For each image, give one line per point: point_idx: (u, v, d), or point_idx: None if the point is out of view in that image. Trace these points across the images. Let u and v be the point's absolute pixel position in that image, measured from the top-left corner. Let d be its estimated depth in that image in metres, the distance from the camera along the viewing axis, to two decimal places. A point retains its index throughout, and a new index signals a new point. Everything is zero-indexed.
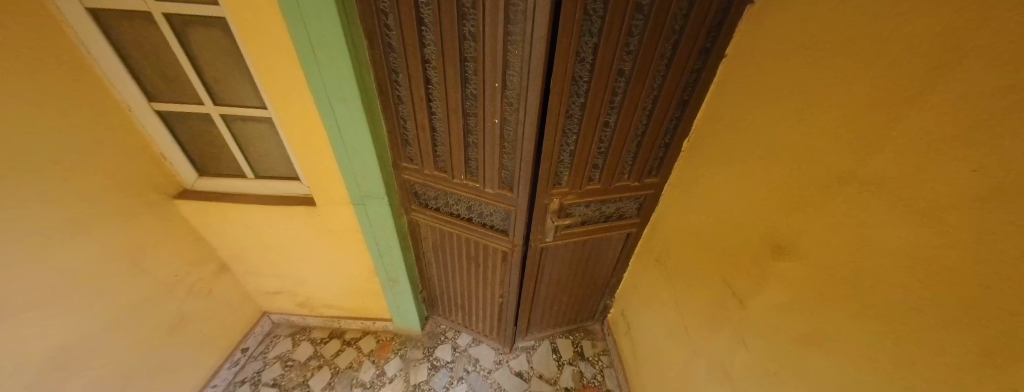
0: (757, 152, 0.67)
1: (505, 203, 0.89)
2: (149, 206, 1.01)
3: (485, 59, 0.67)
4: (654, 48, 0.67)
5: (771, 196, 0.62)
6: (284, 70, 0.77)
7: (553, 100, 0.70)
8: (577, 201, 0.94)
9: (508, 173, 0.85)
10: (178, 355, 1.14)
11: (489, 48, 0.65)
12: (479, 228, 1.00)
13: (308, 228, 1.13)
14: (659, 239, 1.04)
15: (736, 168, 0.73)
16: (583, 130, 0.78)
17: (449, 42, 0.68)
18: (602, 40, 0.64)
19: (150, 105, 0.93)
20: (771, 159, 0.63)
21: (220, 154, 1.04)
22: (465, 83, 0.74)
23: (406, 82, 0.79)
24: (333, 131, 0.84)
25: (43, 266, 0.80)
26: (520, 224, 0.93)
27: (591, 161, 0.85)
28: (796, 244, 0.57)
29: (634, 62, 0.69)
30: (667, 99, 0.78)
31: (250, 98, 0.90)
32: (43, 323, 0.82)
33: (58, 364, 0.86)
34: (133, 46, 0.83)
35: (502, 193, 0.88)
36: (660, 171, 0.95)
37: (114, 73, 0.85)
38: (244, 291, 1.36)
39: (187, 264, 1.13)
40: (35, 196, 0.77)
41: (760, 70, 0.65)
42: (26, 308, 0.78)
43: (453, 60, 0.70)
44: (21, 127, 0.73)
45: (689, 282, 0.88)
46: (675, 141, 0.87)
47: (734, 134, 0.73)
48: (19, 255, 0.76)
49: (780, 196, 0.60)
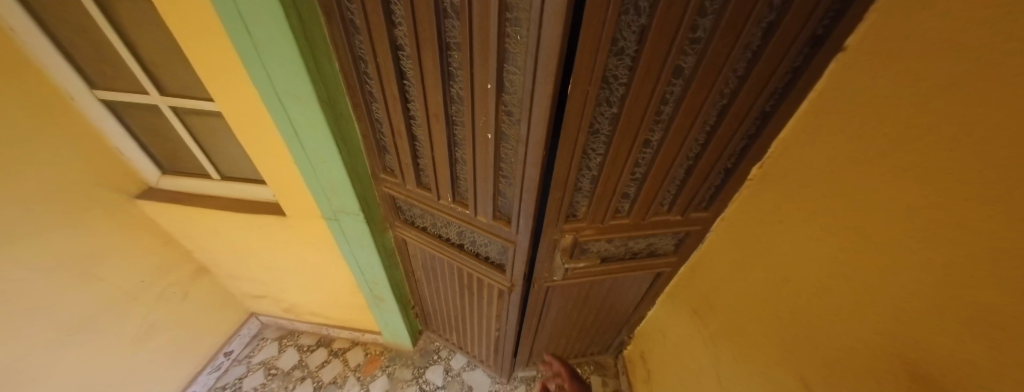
0: (863, 213, 0.43)
1: (502, 236, 0.70)
2: (105, 208, 0.90)
3: (473, 51, 0.45)
4: (735, 36, 0.42)
5: (884, 286, 0.40)
6: (216, 59, 0.59)
7: (571, 112, 0.48)
8: (592, 240, 0.73)
9: (505, 199, 0.65)
10: (147, 365, 1.10)
11: (477, 33, 0.43)
12: (471, 258, 0.82)
13: (280, 238, 0.99)
14: (699, 286, 0.82)
15: (827, 225, 0.49)
16: (613, 151, 0.55)
17: (421, 21, 0.46)
18: (655, 23, 0.40)
19: (94, 92, 0.79)
20: (890, 228, 0.39)
21: (182, 151, 0.91)
22: (448, 80, 0.52)
23: (375, 76, 0.59)
24: (289, 136, 0.67)
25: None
26: (520, 263, 0.74)
27: (619, 190, 0.62)
28: (928, 385, 0.34)
29: (700, 57, 0.45)
30: (739, 113, 0.53)
31: (197, 88, 0.73)
32: None
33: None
34: (62, 24, 0.68)
35: (498, 224, 0.68)
36: (712, 205, 0.70)
37: (44, 55, 0.70)
38: (229, 293, 1.29)
39: (155, 270, 1.05)
40: None
41: (889, 79, 0.40)
42: None
43: (431, 48, 0.49)
44: None
45: (743, 359, 0.66)
46: (739, 168, 0.62)
47: (828, 173, 0.48)
48: None
49: (903, 292, 0.37)
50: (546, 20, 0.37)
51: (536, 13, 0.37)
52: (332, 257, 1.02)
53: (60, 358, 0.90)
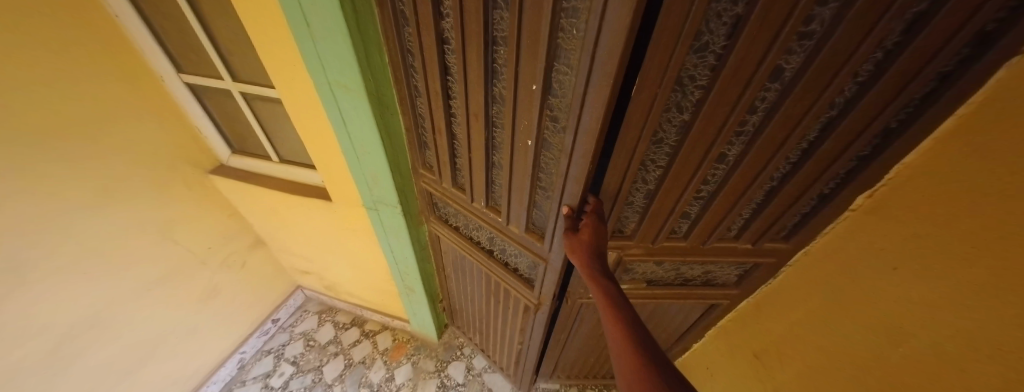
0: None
1: (534, 250, 0.65)
2: (184, 179, 1.04)
3: (520, 47, 0.40)
4: (863, 33, 0.32)
5: None
6: (275, 49, 0.61)
7: (631, 118, 0.42)
8: (638, 261, 0.65)
9: (540, 212, 0.60)
10: (208, 320, 1.26)
11: (527, 27, 0.38)
12: (500, 266, 0.78)
13: (325, 222, 1.04)
14: (764, 326, 0.70)
15: (973, 287, 0.37)
16: (677, 164, 0.47)
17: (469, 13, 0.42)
18: (756, 12, 0.31)
19: (181, 76, 0.90)
20: None
21: (247, 134, 1.00)
22: (491, 78, 0.48)
23: (419, 68, 0.57)
24: (338, 125, 0.68)
25: (74, 238, 0.88)
26: (549, 284, 0.68)
27: (680, 209, 0.54)
28: None
29: (810, 57, 0.35)
30: (854, 131, 0.42)
31: (261, 75, 0.78)
32: (79, 288, 0.93)
33: (93, 323, 0.99)
34: (158, 16, 0.78)
35: (531, 237, 0.63)
36: (790, 235, 0.59)
37: (143, 41, 0.82)
38: (278, 266, 1.43)
39: (222, 238, 1.20)
40: (64, 175, 0.82)
41: None
42: (60, 273, 0.88)
43: (476, 43, 0.45)
44: (60, 112, 0.78)
45: None
46: (841, 195, 0.50)
47: (979, 219, 0.36)
48: (48, 231, 0.83)
49: None
50: (610, 12, 0.31)
51: (599, 2, 0.31)
52: (369, 245, 1.06)
53: (140, 304, 1.07)
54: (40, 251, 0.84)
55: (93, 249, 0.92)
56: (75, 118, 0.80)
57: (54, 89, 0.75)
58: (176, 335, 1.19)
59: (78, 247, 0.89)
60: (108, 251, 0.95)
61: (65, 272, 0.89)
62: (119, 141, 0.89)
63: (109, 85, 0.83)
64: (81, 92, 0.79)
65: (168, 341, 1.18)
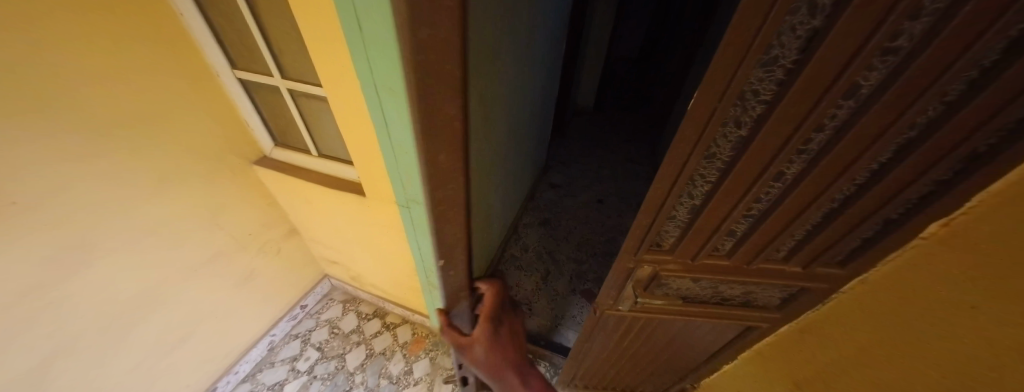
0: None
1: None
2: (230, 168, 1.13)
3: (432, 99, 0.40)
4: (955, 57, 0.30)
5: None
6: (326, 51, 0.64)
7: (686, 130, 0.42)
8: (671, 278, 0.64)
9: None
10: (243, 302, 1.34)
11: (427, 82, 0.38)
12: None
13: (357, 217, 1.07)
14: (807, 354, 0.66)
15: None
16: (729, 181, 0.46)
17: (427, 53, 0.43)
18: (837, 26, 0.29)
19: (234, 71, 0.96)
20: None
21: (289, 129, 1.06)
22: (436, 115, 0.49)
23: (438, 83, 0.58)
24: (380, 126, 0.70)
25: (134, 219, 0.97)
26: None
27: (728, 227, 0.52)
28: None
29: (892, 77, 0.33)
30: (932, 157, 0.39)
31: (309, 74, 0.82)
32: (136, 266, 1.02)
33: (146, 299, 1.08)
34: (218, 19, 0.85)
35: None
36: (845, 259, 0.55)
37: (202, 38, 0.88)
38: (308, 254, 1.50)
39: (260, 225, 1.28)
40: (126, 159, 0.91)
41: None
42: (121, 250, 0.97)
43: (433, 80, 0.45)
44: (134, 102, 0.88)
45: None
46: (906, 222, 0.46)
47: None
48: (112, 210, 0.92)
49: None
50: None
51: None
52: (398, 241, 1.09)
53: (186, 284, 1.15)
54: (105, 229, 0.93)
55: (148, 228, 1.00)
56: (145, 108, 0.91)
57: (128, 80, 0.86)
58: (215, 315, 1.27)
59: (137, 227, 0.98)
60: (162, 232, 1.04)
61: (125, 250, 0.98)
62: (172, 125, 0.97)
63: (165, 72, 0.91)
64: (137, 77, 0.88)
65: (208, 320, 1.26)
